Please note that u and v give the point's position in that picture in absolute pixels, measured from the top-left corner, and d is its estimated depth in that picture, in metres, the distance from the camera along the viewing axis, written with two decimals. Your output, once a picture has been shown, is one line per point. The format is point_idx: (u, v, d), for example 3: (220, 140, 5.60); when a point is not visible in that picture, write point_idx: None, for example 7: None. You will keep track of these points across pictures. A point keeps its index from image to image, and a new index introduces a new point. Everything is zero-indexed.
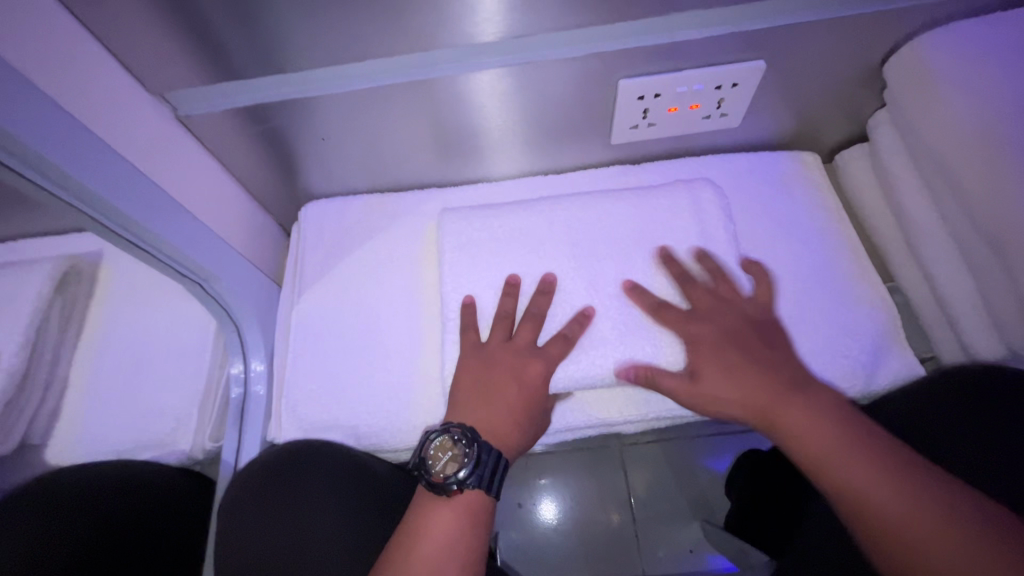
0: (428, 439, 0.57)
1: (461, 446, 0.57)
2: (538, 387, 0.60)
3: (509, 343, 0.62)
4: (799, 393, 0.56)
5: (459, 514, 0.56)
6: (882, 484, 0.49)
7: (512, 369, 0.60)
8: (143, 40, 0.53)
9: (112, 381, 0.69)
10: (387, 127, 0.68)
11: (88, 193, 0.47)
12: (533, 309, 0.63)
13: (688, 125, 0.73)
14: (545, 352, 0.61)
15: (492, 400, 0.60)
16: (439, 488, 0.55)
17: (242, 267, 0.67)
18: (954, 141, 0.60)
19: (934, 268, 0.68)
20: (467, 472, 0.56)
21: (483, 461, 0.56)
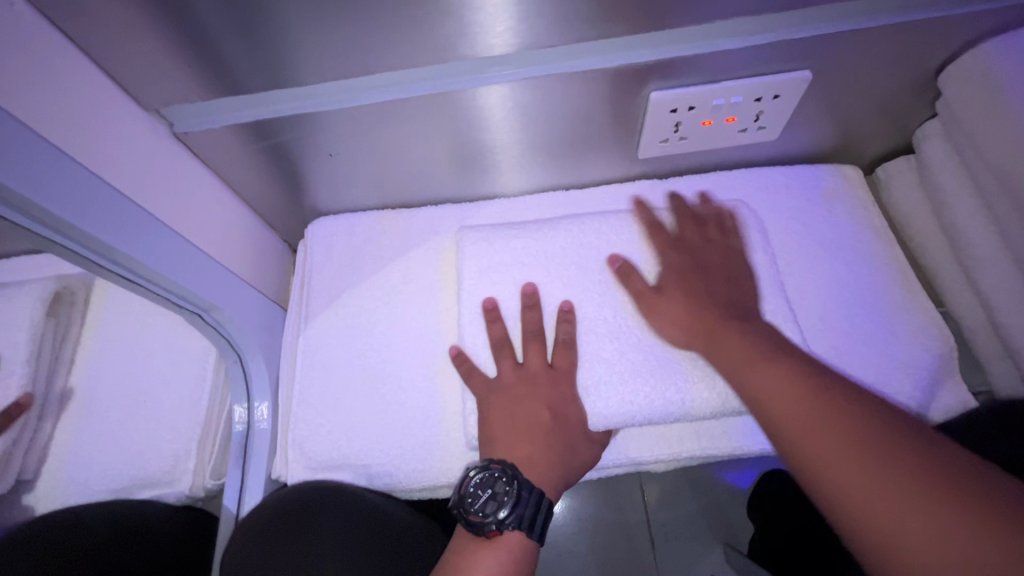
0: (467, 474, 0.51)
1: (498, 482, 0.50)
2: (573, 413, 0.55)
3: (521, 369, 0.57)
4: (742, 324, 0.52)
5: (502, 555, 0.48)
6: (811, 406, 0.44)
7: (542, 398, 0.55)
8: (137, 55, 0.48)
9: (109, 412, 0.65)
10: (398, 142, 0.63)
11: (76, 231, 0.43)
12: (532, 327, 0.58)
13: (723, 138, 0.67)
14: (562, 368, 0.56)
15: (522, 432, 0.54)
16: (475, 528, 0.49)
17: (243, 292, 0.63)
18: (1023, 158, 0.53)
19: (992, 296, 0.61)
20: (506, 513, 0.49)
21: (523, 499, 0.50)
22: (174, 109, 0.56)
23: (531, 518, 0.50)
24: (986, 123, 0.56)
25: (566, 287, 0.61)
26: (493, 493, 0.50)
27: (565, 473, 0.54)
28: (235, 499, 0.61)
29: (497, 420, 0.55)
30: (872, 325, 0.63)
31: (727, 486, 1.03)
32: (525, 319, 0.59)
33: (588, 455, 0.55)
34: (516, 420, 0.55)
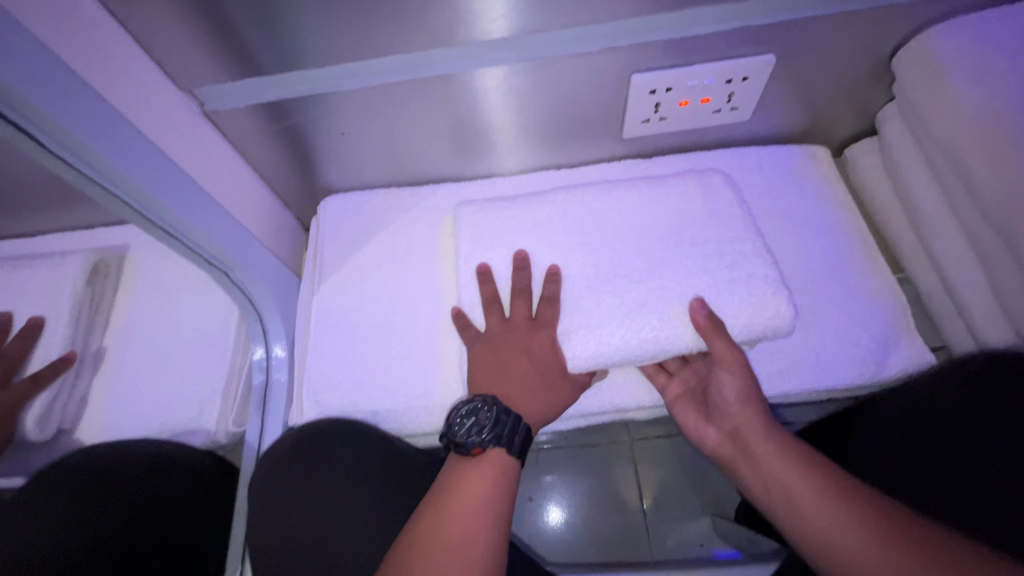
0: (454, 407, 0.57)
1: (479, 411, 0.57)
2: (552, 360, 0.61)
3: (507, 323, 0.64)
4: (756, 443, 0.58)
5: (489, 476, 0.55)
6: (846, 525, 0.49)
7: (522, 346, 0.62)
8: (175, 38, 0.55)
9: (139, 367, 0.72)
10: (403, 122, 0.70)
11: (128, 184, 0.51)
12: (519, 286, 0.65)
13: (700, 119, 0.74)
14: (544, 321, 0.62)
15: (506, 377, 0.61)
16: (462, 448, 0.56)
17: (264, 256, 0.70)
18: (960, 132, 0.60)
19: (945, 260, 0.67)
20: (486, 434, 0.56)
21: (501, 421, 0.57)
22: (205, 89, 0.63)
23: (510, 438, 0.57)
24: (930, 101, 0.63)
25: (553, 251, 0.66)
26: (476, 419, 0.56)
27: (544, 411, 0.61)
28: (256, 437, 0.69)
29: (486, 365, 0.62)
30: (835, 286, 0.68)
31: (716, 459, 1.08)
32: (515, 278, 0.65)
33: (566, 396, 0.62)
34: (504, 367, 0.62)
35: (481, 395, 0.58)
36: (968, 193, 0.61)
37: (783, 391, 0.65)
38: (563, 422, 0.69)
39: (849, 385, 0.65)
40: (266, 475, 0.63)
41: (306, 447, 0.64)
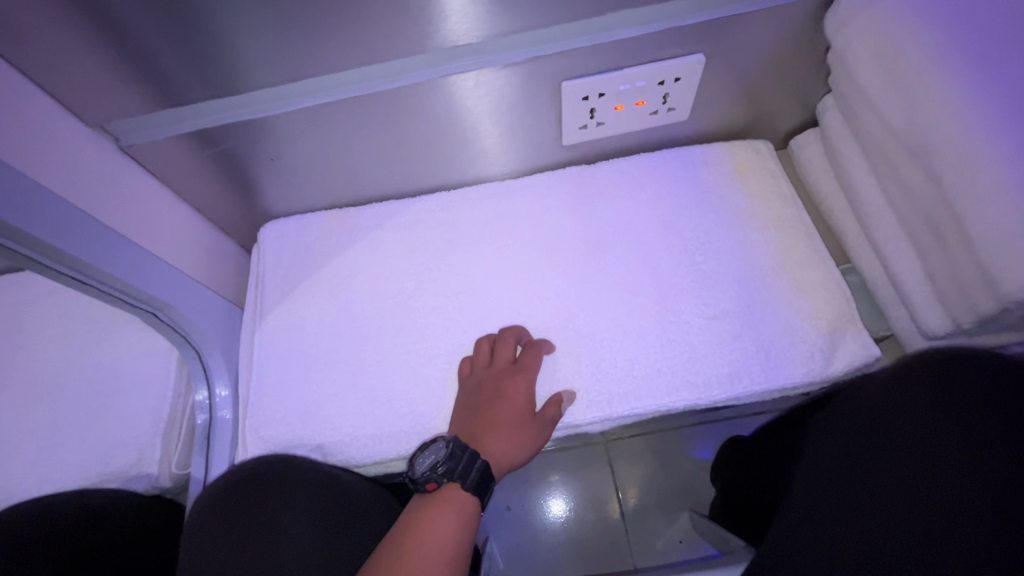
0: (426, 447, 0.58)
1: (439, 450, 0.58)
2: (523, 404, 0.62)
3: (491, 369, 0.64)
4: None
5: (457, 508, 0.55)
6: None
7: (501, 388, 0.62)
8: (77, 73, 0.53)
9: (73, 414, 0.69)
10: (333, 143, 0.68)
11: (32, 239, 0.48)
12: (506, 333, 0.66)
13: (638, 122, 0.73)
14: (524, 367, 0.64)
15: (489, 419, 0.61)
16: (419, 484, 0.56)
17: (196, 291, 0.68)
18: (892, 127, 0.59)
19: (885, 248, 0.67)
20: (440, 470, 0.56)
21: (456, 455, 0.57)
22: (118, 123, 0.60)
23: (466, 473, 0.57)
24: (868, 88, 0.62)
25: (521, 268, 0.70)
26: (437, 458, 0.57)
27: (508, 456, 0.60)
28: (201, 472, 0.67)
29: (465, 409, 0.62)
30: (781, 282, 0.68)
31: (690, 455, 1.08)
32: (508, 332, 0.66)
33: (542, 434, 0.62)
34: (481, 410, 0.61)
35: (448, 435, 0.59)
36: (924, 170, 0.57)
37: (734, 394, 0.63)
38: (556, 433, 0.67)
39: (797, 385, 0.64)
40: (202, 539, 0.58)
41: (252, 487, 0.60)
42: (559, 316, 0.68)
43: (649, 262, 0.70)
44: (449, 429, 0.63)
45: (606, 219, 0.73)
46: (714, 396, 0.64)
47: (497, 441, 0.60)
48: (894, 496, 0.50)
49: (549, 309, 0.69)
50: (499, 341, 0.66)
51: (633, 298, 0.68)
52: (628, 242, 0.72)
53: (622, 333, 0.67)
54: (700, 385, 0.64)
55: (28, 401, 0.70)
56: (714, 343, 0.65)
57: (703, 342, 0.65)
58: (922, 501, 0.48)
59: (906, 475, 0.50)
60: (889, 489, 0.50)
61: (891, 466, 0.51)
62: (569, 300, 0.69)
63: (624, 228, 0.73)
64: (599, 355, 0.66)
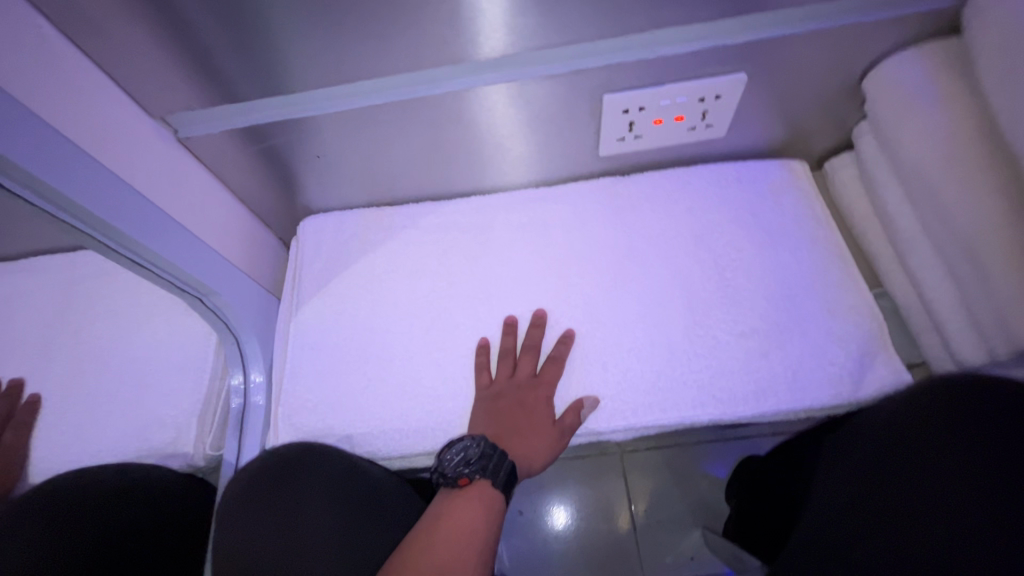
0: (453, 444, 0.59)
1: (470, 445, 0.59)
2: (544, 414, 0.64)
3: (513, 379, 0.66)
4: None
5: (480, 503, 0.57)
6: None
7: (521, 398, 0.65)
8: (145, 68, 0.57)
9: (116, 391, 0.72)
10: (378, 144, 0.70)
11: (89, 215, 0.51)
12: (530, 342, 0.67)
13: (675, 136, 0.73)
14: (545, 378, 0.66)
15: (510, 426, 0.63)
16: (450, 481, 0.58)
17: (239, 279, 0.71)
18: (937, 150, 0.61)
19: (920, 275, 0.67)
20: (472, 466, 0.58)
21: (487, 454, 0.59)
22: (177, 116, 0.64)
23: (496, 471, 0.58)
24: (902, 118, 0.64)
25: (546, 284, 0.72)
26: (469, 452, 0.58)
27: (528, 460, 0.62)
28: (234, 452, 0.70)
29: (485, 414, 0.63)
30: (811, 303, 0.68)
31: (708, 470, 1.07)
32: (530, 341, 0.68)
33: (560, 442, 0.63)
34: (501, 416, 0.63)
35: (475, 433, 0.60)
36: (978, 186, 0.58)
37: (760, 412, 0.63)
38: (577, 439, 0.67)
39: (824, 406, 0.64)
40: (229, 544, 0.60)
41: (283, 473, 0.62)
42: (588, 324, 0.69)
43: (678, 276, 0.71)
44: (469, 431, 0.64)
45: (638, 230, 0.74)
46: (739, 412, 0.64)
47: (518, 446, 0.62)
48: (916, 514, 0.50)
49: (578, 316, 0.70)
50: (520, 352, 0.68)
51: (663, 310, 0.69)
52: (658, 255, 0.72)
53: (649, 344, 0.67)
54: (725, 401, 0.64)
55: (75, 376, 0.74)
56: (741, 360, 0.65)
57: (730, 358, 0.66)
58: (934, 518, 0.49)
59: (928, 493, 0.50)
60: (911, 506, 0.50)
61: (911, 483, 0.51)
62: (597, 309, 0.70)
63: (655, 241, 0.73)
64: (625, 363, 0.67)
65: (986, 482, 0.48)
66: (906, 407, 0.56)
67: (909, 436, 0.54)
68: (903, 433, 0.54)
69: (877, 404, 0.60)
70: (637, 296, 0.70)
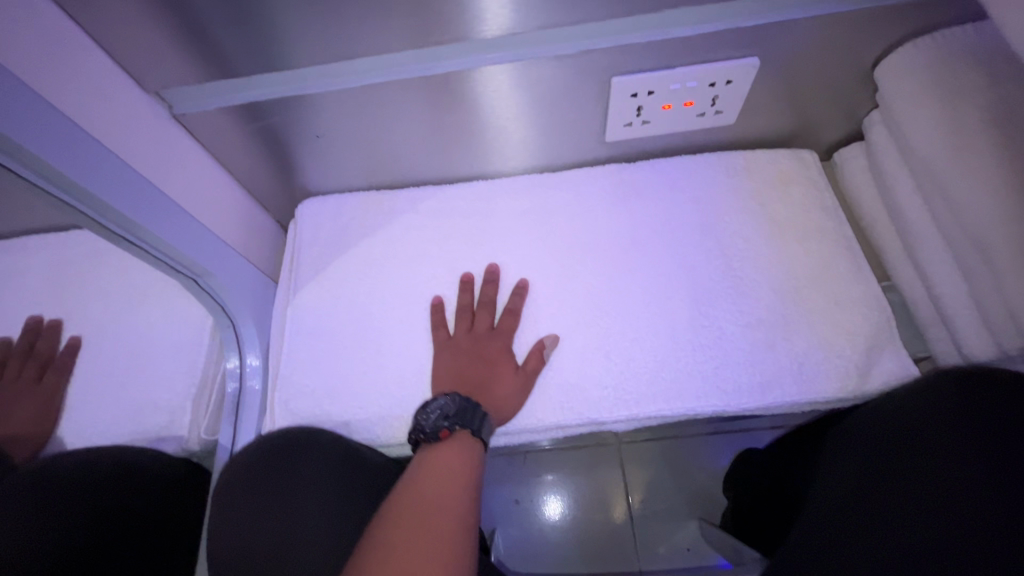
0: (428, 403, 0.59)
1: (444, 400, 0.59)
2: (505, 362, 0.65)
3: (471, 333, 0.67)
4: None
5: (459, 450, 0.56)
6: None
7: (480, 350, 0.66)
8: (139, 40, 0.54)
9: (109, 374, 0.71)
10: (380, 124, 0.69)
11: (87, 194, 0.50)
12: (485, 297, 0.69)
13: (683, 122, 0.72)
14: (503, 329, 0.67)
15: (472, 375, 0.64)
16: (428, 437, 0.57)
17: (235, 261, 0.69)
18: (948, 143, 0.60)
19: (929, 268, 0.66)
20: (449, 419, 0.57)
21: (462, 406, 0.58)
22: (172, 91, 0.61)
23: (474, 420, 0.58)
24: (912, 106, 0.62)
25: (549, 271, 0.70)
26: (444, 406, 0.58)
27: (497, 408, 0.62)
28: (230, 438, 0.69)
29: (446, 369, 0.65)
30: (819, 294, 0.67)
31: (705, 461, 1.07)
32: (489, 299, 0.69)
33: (526, 385, 0.64)
34: (462, 369, 0.64)
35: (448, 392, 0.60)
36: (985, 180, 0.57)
37: (764, 404, 0.63)
38: (578, 429, 0.66)
39: (829, 399, 0.63)
40: (225, 526, 0.59)
41: (280, 455, 0.61)
42: (591, 312, 0.68)
43: (684, 265, 0.69)
44: (436, 388, 0.64)
45: (643, 217, 0.73)
46: (743, 404, 0.63)
47: (487, 396, 0.63)
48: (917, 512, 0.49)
49: (581, 304, 0.68)
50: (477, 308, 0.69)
51: (667, 300, 0.68)
52: (664, 243, 0.71)
53: (653, 333, 0.66)
54: (729, 392, 0.63)
55: None
56: (746, 351, 0.64)
57: (735, 349, 0.65)
58: (936, 513, 0.48)
59: (930, 491, 0.50)
60: (913, 504, 0.50)
61: (914, 481, 0.51)
62: (601, 297, 0.68)
63: (661, 229, 0.72)
64: (629, 352, 0.66)
65: (988, 481, 0.48)
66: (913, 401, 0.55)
67: (916, 430, 0.53)
68: (910, 426, 0.54)
69: (883, 395, 0.59)
70: (642, 285, 0.69)
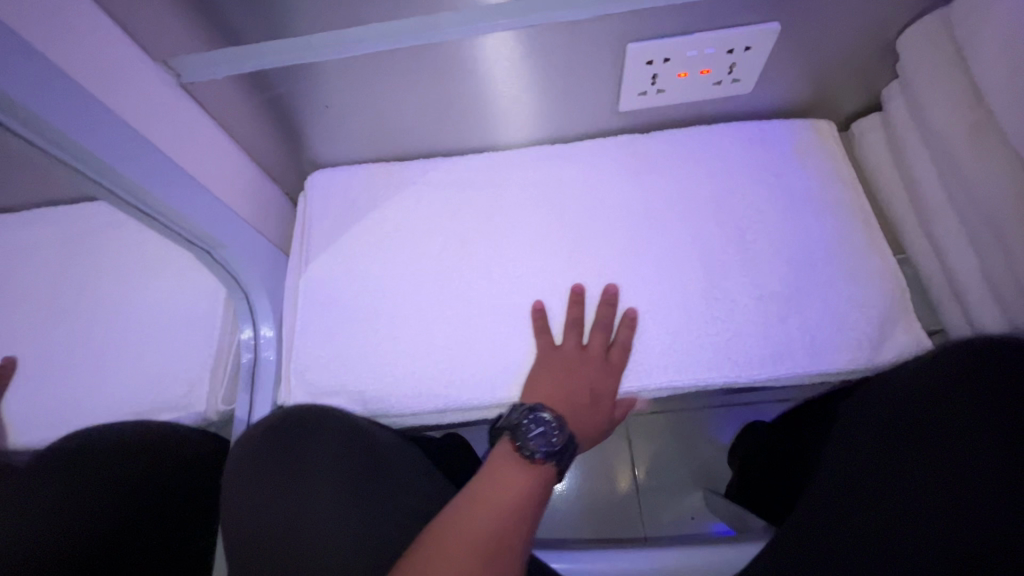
0: (537, 410, 0.56)
1: (555, 430, 0.56)
2: (604, 387, 0.63)
3: (564, 349, 0.64)
4: None
5: (531, 471, 0.54)
6: None
7: (576, 371, 0.63)
8: (145, 6, 0.53)
9: (126, 345, 0.72)
10: (389, 94, 0.67)
11: (103, 166, 0.51)
12: (573, 315, 0.65)
13: (699, 91, 0.70)
14: (595, 351, 0.64)
15: (567, 398, 0.62)
16: (522, 450, 0.54)
17: (247, 233, 0.69)
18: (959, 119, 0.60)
19: (944, 244, 0.65)
20: (552, 449, 0.55)
21: (564, 441, 0.56)
22: (180, 60, 0.60)
23: (563, 458, 0.56)
24: (938, 82, 0.62)
25: (561, 244, 0.70)
26: (551, 437, 0.55)
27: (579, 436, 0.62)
28: (246, 407, 0.70)
29: (545, 387, 0.62)
30: (833, 267, 0.66)
31: (713, 435, 1.08)
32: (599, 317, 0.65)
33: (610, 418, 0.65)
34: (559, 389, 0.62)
35: (557, 415, 0.56)
36: (999, 157, 0.56)
37: (776, 376, 0.63)
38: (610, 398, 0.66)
39: (840, 371, 0.63)
40: (232, 505, 0.59)
41: (287, 432, 0.62)
42: (606, 285, 0.68)
43: (698, 238, 0.69)
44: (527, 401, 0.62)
45: (657, 190, 0.72)
46: (757, 375, 0.63)
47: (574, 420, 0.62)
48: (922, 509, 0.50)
49: (594, 277, 0.68)
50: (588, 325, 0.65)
51: (681, 272, 0.67)
52: (679, 215, 0.70)
53: (665, 305, 0.66)
54: (741, 364, 0.63)
55: (83, 330, 0.73)
56: (759, 323, 0.65)
57: (748, 321, 0.65)
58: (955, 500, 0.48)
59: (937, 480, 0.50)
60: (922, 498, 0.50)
61: (916, 470, 0.51)
62: (614, 271, 0.68)
63: (674, 201, 0.71)
64: (642, 324, 0.66)
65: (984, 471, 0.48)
66: (923, 389, 0.55)
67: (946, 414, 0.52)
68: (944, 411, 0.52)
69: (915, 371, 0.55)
70: (654, 259, 0.68)
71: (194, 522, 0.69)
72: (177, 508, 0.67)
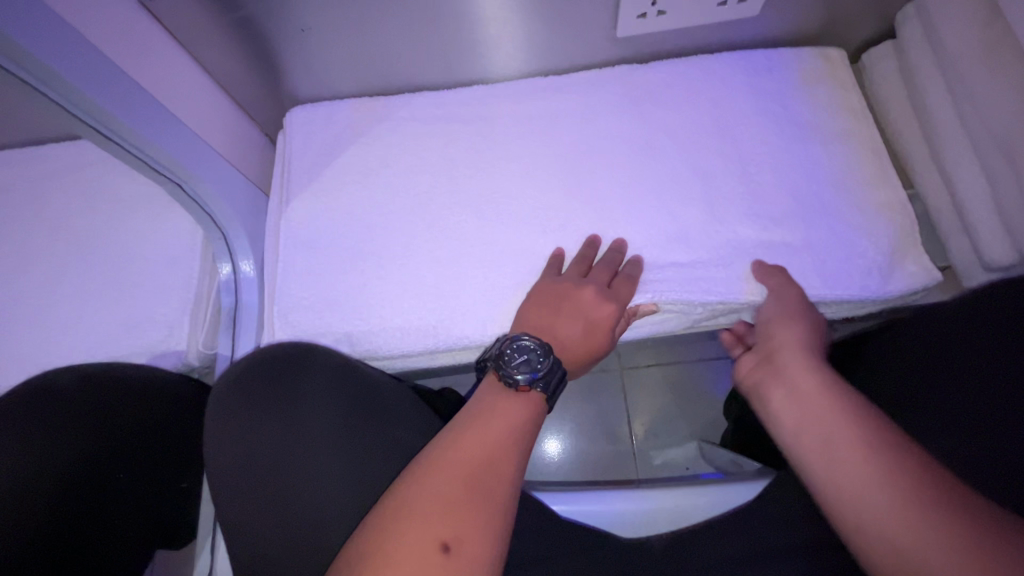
0: (517, 337, 0.56)
1: (537, 354, 0.55)
2: (595, 316, 0.59)
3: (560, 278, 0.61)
4: None
5: (519, 406, 0.53)
6: None
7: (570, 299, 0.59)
8: None
9: (103, 289, 0.69)
10: (369, 17, 0.62)
11: (65, 85, 0.47)
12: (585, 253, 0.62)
13: (702, 13, 0.65)
14: (594, 280, 0.60)
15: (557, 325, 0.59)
16: (506, 379, 0.54)
17: (223, 167, 0.65)
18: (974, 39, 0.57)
19: (956, 175, 0.62)
20: (534, 375, 0.53)
21: (550, 368, 0.54)
22: None
23: (551, 386, 0.54)
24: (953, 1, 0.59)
25: (555, 179, 0.67)
26: (534, 361, 0.54)
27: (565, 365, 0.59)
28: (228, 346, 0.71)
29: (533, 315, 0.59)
30: (839, 200, 0.63)
31: (710, 386, 1.07)
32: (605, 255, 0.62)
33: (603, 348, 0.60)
34: (547, 317, 0.59)
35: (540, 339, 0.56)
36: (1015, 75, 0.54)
37: None
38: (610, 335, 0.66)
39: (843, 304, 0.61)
40: (220, 446, 0.57)
41: (274, 374, 0.59)
42: (601, 221, 0.65)
43: (698, 172, 0.66)
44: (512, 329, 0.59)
45: (657, 122, 0.68)
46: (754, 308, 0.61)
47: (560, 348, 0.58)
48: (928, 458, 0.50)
49: (589, 213, 0.65)
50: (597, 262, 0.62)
51: (680, 207, 0.64)
52: (679, 149, 0.67)
53: (663, 241, 0.63)
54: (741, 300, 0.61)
55: (55, 274, 0.70)
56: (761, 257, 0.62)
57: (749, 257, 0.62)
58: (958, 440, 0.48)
59: (936, 429, 0.50)
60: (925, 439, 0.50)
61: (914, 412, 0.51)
62: (610, 206, 0.65)
63: (675, 134, 0.67)
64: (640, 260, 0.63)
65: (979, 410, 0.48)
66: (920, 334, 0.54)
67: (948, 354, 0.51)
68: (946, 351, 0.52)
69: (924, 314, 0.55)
70: (652, 193, 0.65)
71: (169, 472, 0.66)
72: (157, 456, 0.64)
